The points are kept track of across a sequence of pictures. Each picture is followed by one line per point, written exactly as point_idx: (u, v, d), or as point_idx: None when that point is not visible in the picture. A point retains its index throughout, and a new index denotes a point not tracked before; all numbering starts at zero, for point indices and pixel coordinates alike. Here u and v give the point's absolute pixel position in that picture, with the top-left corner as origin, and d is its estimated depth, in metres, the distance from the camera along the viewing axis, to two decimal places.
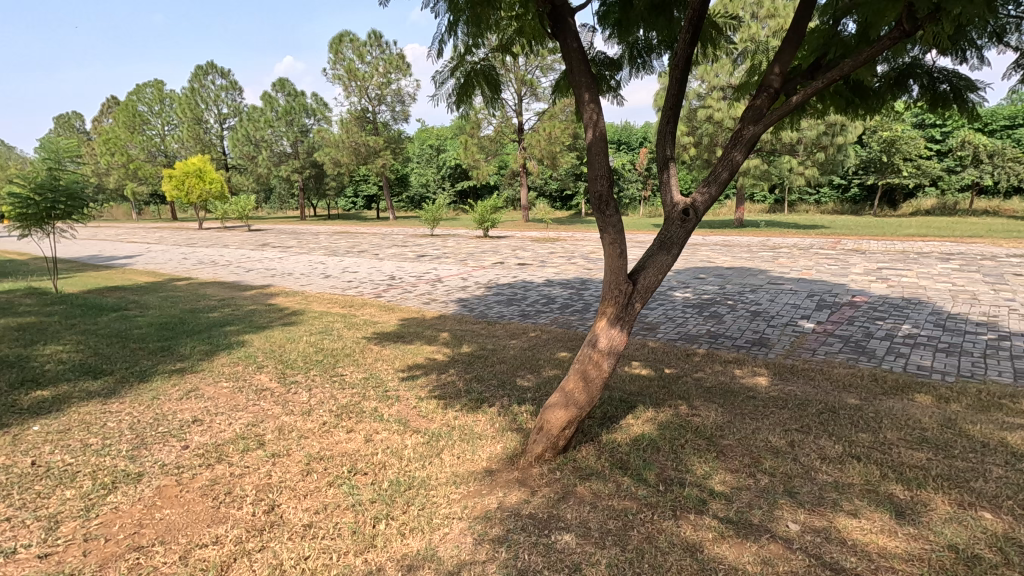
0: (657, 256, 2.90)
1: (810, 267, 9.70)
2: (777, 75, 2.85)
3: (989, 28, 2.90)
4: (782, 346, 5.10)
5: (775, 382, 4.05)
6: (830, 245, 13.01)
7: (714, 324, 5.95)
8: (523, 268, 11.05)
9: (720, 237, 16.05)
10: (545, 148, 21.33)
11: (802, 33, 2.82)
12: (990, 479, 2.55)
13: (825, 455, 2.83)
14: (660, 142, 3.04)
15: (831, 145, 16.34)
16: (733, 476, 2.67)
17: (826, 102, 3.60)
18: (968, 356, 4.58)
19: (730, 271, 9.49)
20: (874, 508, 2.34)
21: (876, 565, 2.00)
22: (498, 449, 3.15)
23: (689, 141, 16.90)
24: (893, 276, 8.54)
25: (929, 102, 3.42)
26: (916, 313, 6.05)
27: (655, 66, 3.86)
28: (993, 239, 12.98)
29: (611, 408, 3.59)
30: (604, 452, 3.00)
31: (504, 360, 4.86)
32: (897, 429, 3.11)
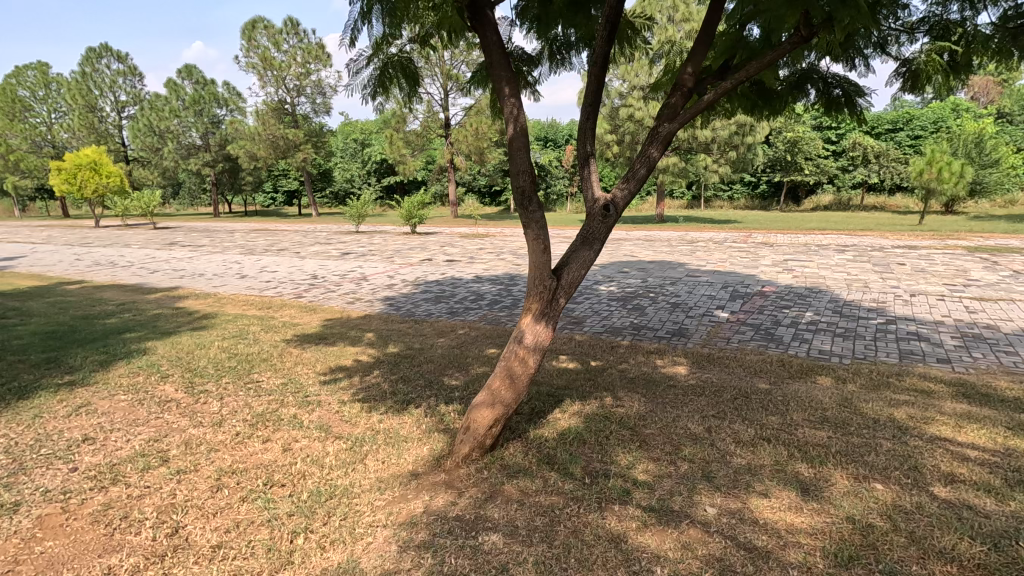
0: (579, 251, 2.92)
1: (724, 260, 10.29)
2: (690, 74, 2.94)
3: (874, 38, 3.14)
4: (699, 335, 5.34)
5: (694, 370, 4.23)
6: (742, 239, 13.87)
7: (637, 316, 6.15)
8: (452, 264, 10.96)
9: (643, 232, 16.68)
10: (473, 143, 21.30)
11: (711, 35, 2.92)
12: (880, 452, 2.77)
13: (739, 439, 2.98)
14: (580, 139, 3.07)
15: (741, 145, 17.40)
16: (655, 465, 2.75)
17: (734, 103, 3.78)
18: (861, 339, 5.00)
19: (652, 265, 9.86)
20: (783, 487, 2.49)
21: (785, 542, 2.11)
22: (424, 451, 3.08)
23: (612, 138, 17.39)
24: (797, 267, 9.21)
25: (825, 106, 3.67)
26: (817, 301, 6.54)
27: (573, 64, 3.91)
28: (881, 232, 14.31)
29: (538, 403, 3.60)
30: (531, 448, 3.00)
31: (432, 359, 4.76)
32: (803, 410, 3.33)
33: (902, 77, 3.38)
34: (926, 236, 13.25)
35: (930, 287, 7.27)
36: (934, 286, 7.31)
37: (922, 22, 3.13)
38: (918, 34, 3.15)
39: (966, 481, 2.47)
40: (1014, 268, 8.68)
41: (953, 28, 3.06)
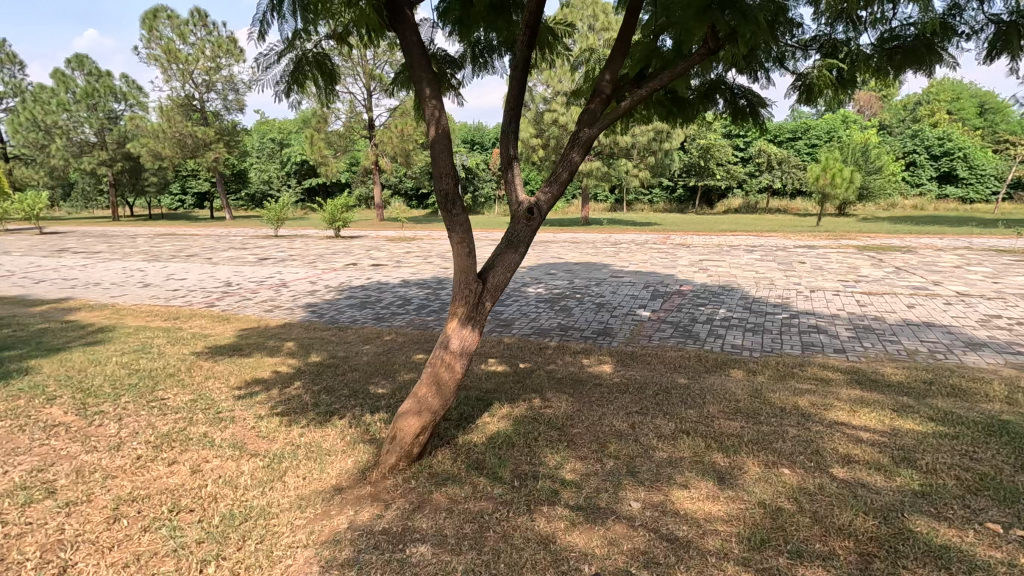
0: (505, 255, 2.92)
1: (645, 260, 10.72)
2: (608, 81, 3.02)
3: (774, 52, 3.38)
4: (623, 334, 5.51)
5: (619, 368, 4.36)
6: (661, 240, 14.55)
7: (564, 317, 6.26)
8: (378, 269, 10.68)
9: (569, 234, 17.04)
10: (398, 145, 20.92)
11: (627, 44, 3.02)
12: (787, 439, 2.97)
13: (661, 433, 3.09)
14: (504, 142, 3.06)
15: (659, 151, 18.25)
16: (582, 463, 2.79)
17: (651, 110, 3.94)
18: (769, 333, 5.36)
19: (578, 267, 10.09)
20: (701, 478, 2.60)
21: (704, 530, 2.21)
22: (349, 464, 2.96)
23: (537, 142, 17.67)
24: (711, 267, 9.76)
25: (732, 115, 3.91)
26: (729, 299, 6.95)
27: (496, 67, 3.93)
28: (785, 233, 15.48)
29: (466, 408, 3.57)
30: (460, 454, 2.97)
31: (357, 367, 4.61)
32: (718, 402, 3.52)
33: (798, 90, 3.66)
34: (822, 236, 14.49)
35: (827, 283, 7.94)
36: (829, 282, 7.98)
37: (813, 41, 3.39)
38: (810, 50, 3.43)
39: (860, 461, 2.70)
40: (896, 264, 9.66)
41: (840, 47, 3.33)
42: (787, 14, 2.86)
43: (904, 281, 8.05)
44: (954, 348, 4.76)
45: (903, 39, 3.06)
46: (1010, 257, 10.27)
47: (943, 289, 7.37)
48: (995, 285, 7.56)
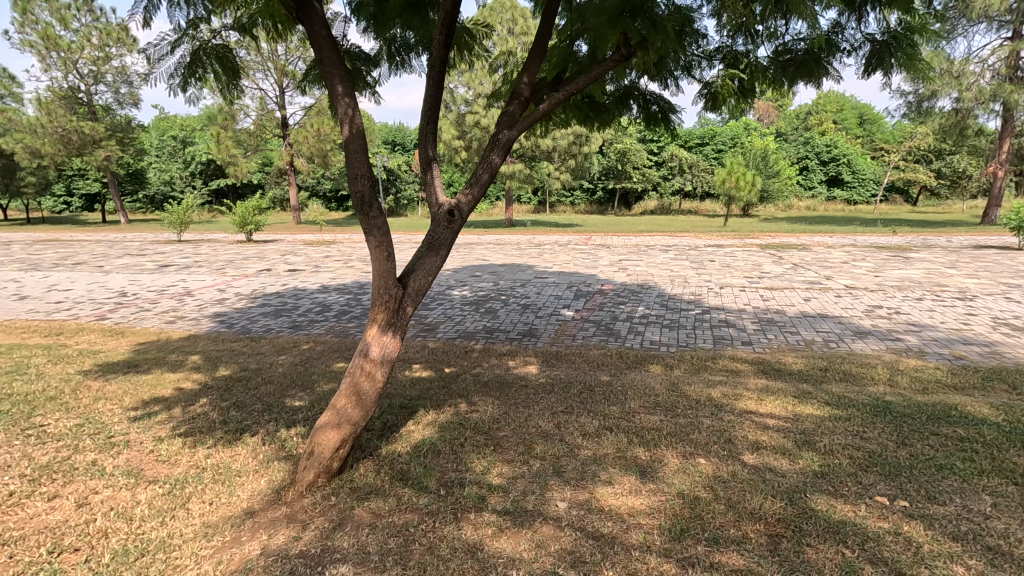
0: (425, 258, 2.85)
1: (568, 261, 10.95)
2: (526, 84, 3.03)
3: (683, 61, 3.54)
4: (548, 334, 5.58)
5: (544, 369, 4.40)
6: (583, 241, 14.91)
7: (489, 320, 6.24)
8: (295, 275, 10.17)
9: (494, 236, 17.08)
10: (314, 145, 20.07)
11: (544, 48, 3.03)
12: (702, 430, 3.11)
13: (585, 431, 3.14)
14: (422, 143, 2.99)
15: (579, 154, 18.73)
16: (509, 466, 2.78)
17: (569, 114, 4.00)
18: (684, 329, 5.62)
19: (502, 268, 10.12)
20: (624, 473, 2.66)
21: (628, 525, 2.26)
22: (262, 484, 2.77)
23: (460, 144, 17.61)
24: (630, 266, 10.12)
25: (646, 121, 4.07)
26: (647, 297, 7.22)
27: (413, 66, 3.85)
28: (696, 233, 16.40)
29: (390, 417, 3.45)
30: (384, 465, 2.86)
31: (271, 380, 4.33)
32: (639, 398, 3.63)
33: (704, 97, 3.86)
34: (729, 236, 15.49)
35: (734, 279, 8.47)
36: (737, 279, 8.51)
37: (717, 51, 3.57)
38: (715, 61, 3.61)
39: (767, 447, 2.87)
40: (793, 261, 10.48)
41: (740, 59, 3.53)
42: (694, 24, 2.99)
43: (801, 276, 8.74)
44: (844, 336, 5.21)
45: (794, 52, 3.29)
46: (888, 253, 11.44)
47: (833, 283, 8.07)
48: (876, 278, 8.39)
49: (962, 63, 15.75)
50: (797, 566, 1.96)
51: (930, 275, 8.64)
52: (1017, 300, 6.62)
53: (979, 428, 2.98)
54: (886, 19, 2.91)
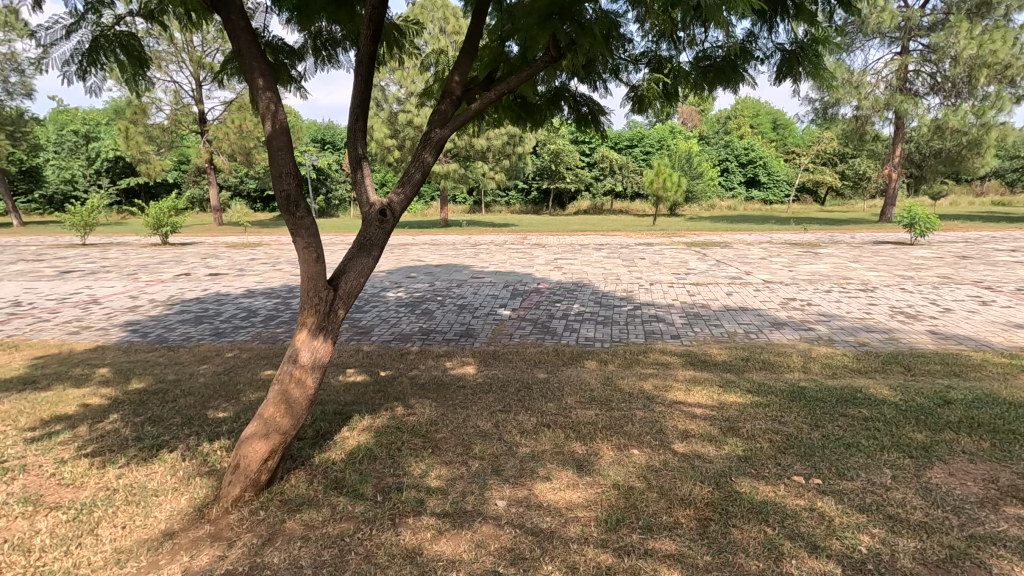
0: (356, 259, 2.77)
1: (504, 260, 11.00)
2: (458, 82, 3.01)
3: (611, 64, 3.64)
4: (485, 334, 5.59)
5: (481, 369, 4.40)
6: (519, 241, 15.02)
7: (426, 321, 6.16)
8: (216, 279, 9.60)
9: (429, 236, 16.90)
10: (236, 142, 19.04)
11: (475, 47, 3.02)
12: (636, 421, 3.22)
13: (523, 429, 3.16)
14: (351, 140, 2.90)
15: (512, 154, 18.87)
16: (448, 468, 2.75)
17: (501, 114, 4.02)
18: (617, 324, 5.79)
19: (438, 269, 10.02)
20: (562, 468, 2.70)
21: (566, 519, 2.29)
22: (182, 503, 2.59)
23: (392, 143, 17.29)
24: (565, 265, 10.31)
25: (576, 122, 4.16)
26: (581, 294, 7.39)
27: (341, 61, 3.74)
28: (627, 232, 16.95)
29: (323, 425, 3.32)
30: (317, 475, 2.75)
31: (192, 391, 4.07)
32: (575, 394, 3.70)
33: (632, 100, 3.99)
34: (658, 234, 16.12)
35: (663, 276, 8.81)
36: (665, 276, 8.86)
37: (642, 56, 3.70)
38: (640, 65, 3.74)
39: (695, 435, 3.01)
40: (716, 258, 11.04)
41: (664, 64, 3.68)
42: (619, 28, 3.09)
43: (723, 271, 9.23)
44: (763, 327, 5.55)
45: (713, 59, 3.47)
46: (800, 249, 12.30)
47: (753, 278, 8.58)
48: (790, 273, 8.98)
49: (860, 75, 17.21)
50: (724, 546, 2.06)
51: (837, 269, 9.36)
52: (910, 290, 7.30)
53: (880, 407, 3.26)
54: (795, 30, 3.11)
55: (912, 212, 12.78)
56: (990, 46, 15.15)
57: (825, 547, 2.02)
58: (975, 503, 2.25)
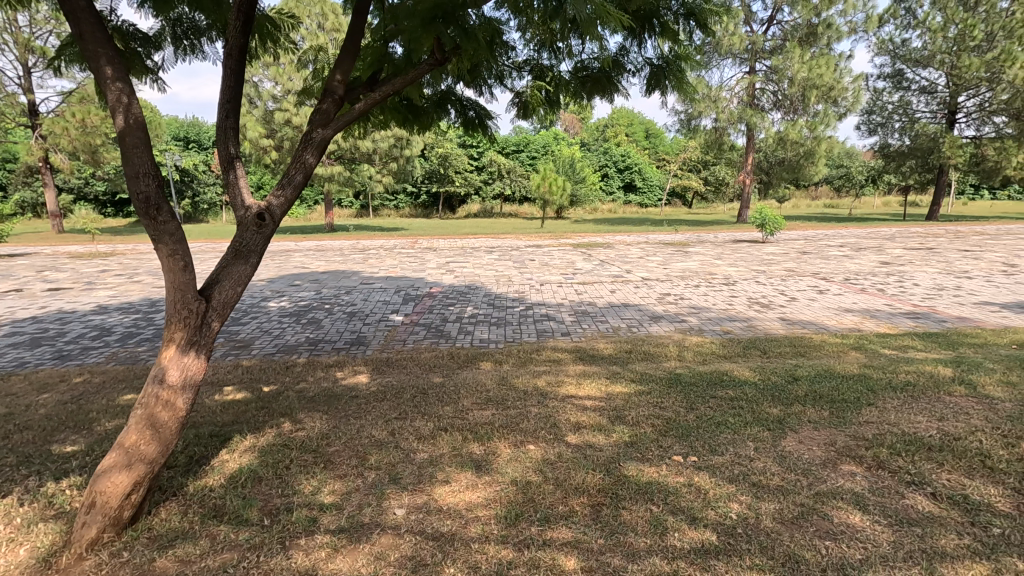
0: (231, 267, 2.57)
1: (395, 265, 10.75)
2: (340, 82, 2.88)
3: (495, 70, 3.72)
4: (377, 341, 5.43)
5: (374, 377, 4.27)
6: (409, 245, 14.79)
7: (313, 331, 5.85)
8: (58, 294, 8.36)
9: (313, 242, 16.06)
10: (78, 139, 16.73)
11: (356, 45, 2.93)
12: (531, 418, 3.30)
13: (420, 434, 3.12)
14: (221, 138, 2.68)
15: (400, 157, 18.53)
16: (341, 482, 2.63)
17: (387, 115, 3.93)
18: (510, 325, 5.92)
19: (324, 276, 9.54)
20: (460, 470, 2.70)
21: (466, 519, 2.30)
22: (22, 554, 2.22)
23: (269, 143, 16.23)
24: (457, 268, 10.32)
25: (463, 125, 4.18)
26: (474, 296, 7.45)
27: (206, 52, 3.45)
28: (516, 235, 17.38)
29: (197, 449, 3.03)
30: (192, 505, 2.50)
31: (31, 425, 3.51)
32: (471, 395, 3.72)
33: (517, 106, 4.10)
34: (546, 236, 16.71)
35: (552, 276, 9.13)
36: (554, 276, 9.20)
37: (525, 63, 3.81)
38: (523, 71, 3.85)
39: (586, 425, 3.16)
40: (600, 258, 11.68)
41: (546, 72, 3.82)
42: (502, 35, 3.16)
43: (607, 270, 9.78)
44: (643, 321, 5.98)
45: (590, 69, 3.66)
46: (672, 248, 13.39)
47: (633, 275, 9.20)
48: (665, 270, 9.74)
49: (717, 90, 19.14)
50: (615, 528, 2.19)
51: (703, 265, 10.32)
52: (763, 283, 8.24)
53: (742, 387, 3.64)
54: (660, 47, 3.37)
55: (763, 214, 14.45)
56: (818, 70, 17.61)
57: (702, 518, 2.22)
58: (820, 464, 2.60)
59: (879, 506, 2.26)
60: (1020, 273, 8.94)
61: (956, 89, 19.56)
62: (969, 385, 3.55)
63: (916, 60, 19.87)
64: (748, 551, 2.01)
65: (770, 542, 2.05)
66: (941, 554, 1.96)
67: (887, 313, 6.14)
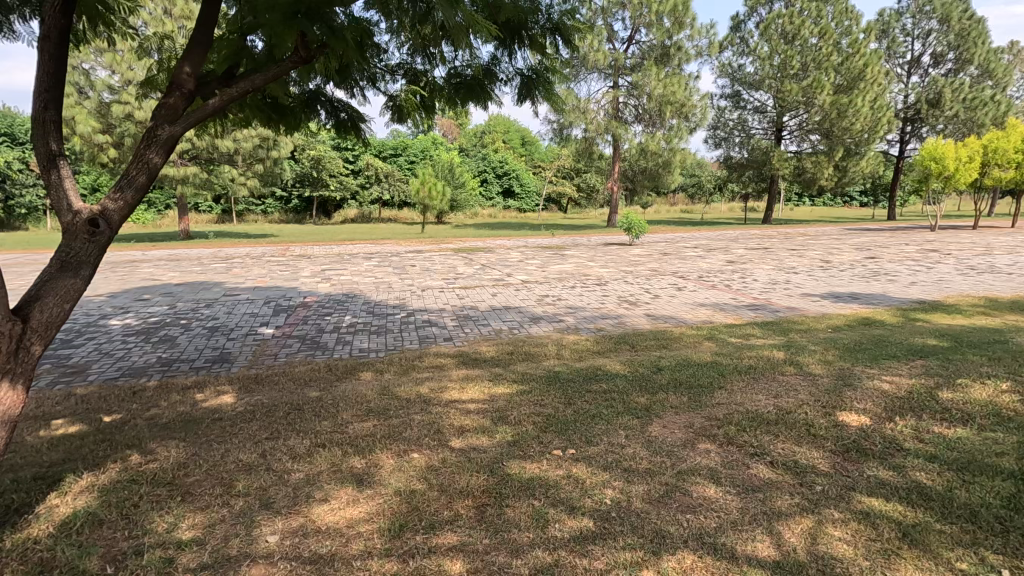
0: (56, 280, 2.24)
1: (264, 274, 10.02)
2: (189, 74, 2.61)
3: (367, 72, 3.62)
4: (244, 357, 5.01)
5: (241, 396, 3.92)
6: (280, 252, 13.86)
7: (166, 350, 5.24)
8: None
9: (165, 250, 14.43)
10: None
11: (209, 36, 2.68)
12: (415, 426, 3.24)
13: (295, 453, 2.92)
14: (38, 133, 2.32)
15: (266, 158, 17.34)
16: (204, 514, 2.39)
17: (248, 113, 3.65)
18: (391, 332, 5.77)
19: (179, 288, 8.60)
20: (340, 487, 2.58)
21: (347, 537, 2.20)
22: None
23: (106, 140, 14.32)
24: (333, 275, 9.87)
25: (335, 127, 4.01)
26: (352, 305, 7.16)
27: (18, 31, 2.95)
28: (397, 240, 17.00)
29: (18, 496, 2.57)
30: (12, 563, 2.12)
31: None
32: (351, 407, 3.57)
33: (391, 109, 4.02)
34: (426, 241, 16.55)
35: (434, 282, 9.08)
36: (436, 281, 9.16)
37: (398, 67, 3.75)
38: (397, 75, 3.79)
39: (470, 429, 3.18)
40: (481, 262, 11.84)
41: (420, 77, 3.81)
42: (372, 37, 3.08)
43: (489, 274, 9.93)
44: (524, 323, 6.16)
45: (464, 76, 3.68)
46: (549, 251, 13.94)
47: (513, 279, 9.44)
48: (543, 272, 10.11)
49: (585, 102, 20.31)
50: (500, 526, 2.23)
51: (579, 267, 10.87)
52: (632, 282, 8.89)
53: (615, 380, 3.90)
54: (530, 58, 3.51)
55: (630, 218, 15.57)
56: (671, 88, 19.39)
57: (580, 507, 2.34)
58: (681, 445, 2.87)
59: (730, 478, 2.54)
60: (834, 268, 10.56)
61: (782, 110, 22.63)
62: (797, 365, 4.12)
63: (750, 83, 22.68)
64: (622, 532, 2.15)
65: (641, 522, 2.22)
66: (778, 514, 2.25)
67: (733, 306, 6.93)
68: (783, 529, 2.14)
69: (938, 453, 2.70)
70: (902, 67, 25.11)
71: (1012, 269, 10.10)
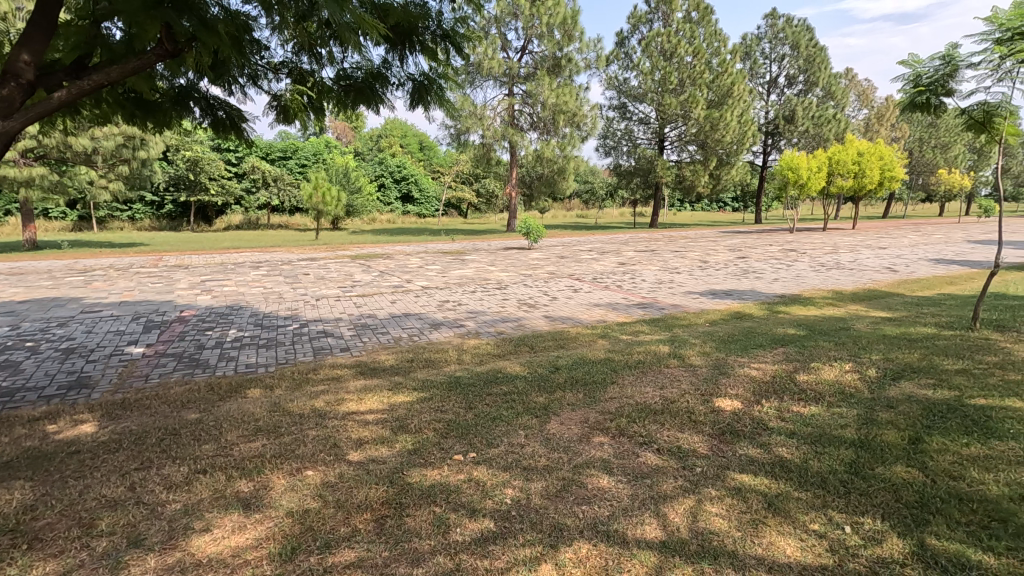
0: None
1: (131, 287, 9.04)
2: (27, 63, 2.31)
3: (248, 69, 3.41)
4: (108, 380, 4.48)
5: (105, 424, 3.51)
6: (151, 263, 12.58)
7: (7, 378, 4.54)
8: None
9: (6, 263, 12.55)
10: None
11: (52, 20, 2.38)
12: (308, 442, 3.10)
13: (170, 483, 2.66)
14: None
15: (132, 159, 15.70)
16: (60, 561, 2.10)
17: (105, 107, 3.30)
18: (282, 346, 5.44)
19: (25, 305, 7.52)
20: (224, 513, 2.40)
21: (232, 567, 2.05)
22: None
23: None
24: (215, 286, 9.15)
25: (212, 126, 3.72)
26: (238, 318, 6.66)
27: None
28: (287, 247, 16.11)
29: None
30: None
31: None
32: (236, 428, 3.32)
33: (275, 109, 3.81)
34: (320, 248, 15.84)
35: (328, 290, 8.71)
36: (331, 290, 8.79)
37: (282, 65, 3.58)
38: (281, 74, 3.62)
39: (369, 440, 3.09)
40: (379, 269, 11.55)
41: (306, 76, 3.66)
42: (250, 32, 2.91)
43: (387, 281, 9.71)
44: (424, 329, 6.10)
45: (353, 79, 3.58)
46: (449, 256, 13.91)
47: (412, 285, 9.31)
48: (443, 278, 10.05)
49: (482, 109, 20.49)
50: (400, 537, 2.18)
51: (479, 271, 10.97)
52: (531, 285, 9.11)
53: (515, 381, 3.98)
54: (422, 64, 3.48)
55: (528, 223, 15.95)
56: (563, 98, 20.15)
57: (480, 509, 2.36)
58: (577, 440, 2.99)
59: (621, 468, 2.68)
60: (711, 267, 11.54)
61: (663, 122, 24.39)
62: (679, 357, 4.46)
63: (635, 96, 24.21)
64: (521, 530, 2.20)
65: (539, 518, 2.28)
66: (664, 497, 2.41)
67: (624, 305, 7.35)
68: (668, 511, 2.31)
69: (796, 430, 3.05)
70: (763, 86, 28.08)
71: (853, 265, 11.62)
